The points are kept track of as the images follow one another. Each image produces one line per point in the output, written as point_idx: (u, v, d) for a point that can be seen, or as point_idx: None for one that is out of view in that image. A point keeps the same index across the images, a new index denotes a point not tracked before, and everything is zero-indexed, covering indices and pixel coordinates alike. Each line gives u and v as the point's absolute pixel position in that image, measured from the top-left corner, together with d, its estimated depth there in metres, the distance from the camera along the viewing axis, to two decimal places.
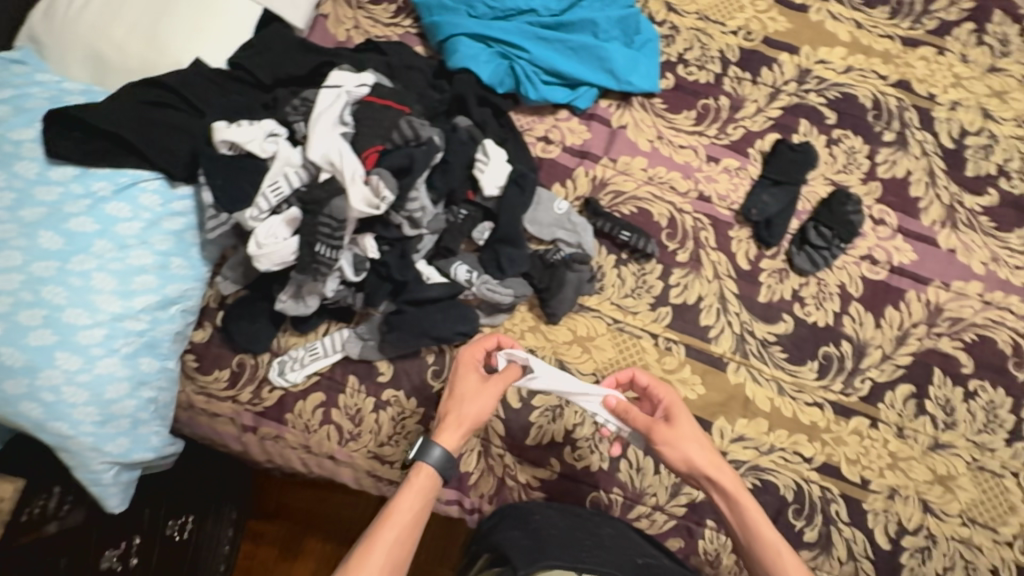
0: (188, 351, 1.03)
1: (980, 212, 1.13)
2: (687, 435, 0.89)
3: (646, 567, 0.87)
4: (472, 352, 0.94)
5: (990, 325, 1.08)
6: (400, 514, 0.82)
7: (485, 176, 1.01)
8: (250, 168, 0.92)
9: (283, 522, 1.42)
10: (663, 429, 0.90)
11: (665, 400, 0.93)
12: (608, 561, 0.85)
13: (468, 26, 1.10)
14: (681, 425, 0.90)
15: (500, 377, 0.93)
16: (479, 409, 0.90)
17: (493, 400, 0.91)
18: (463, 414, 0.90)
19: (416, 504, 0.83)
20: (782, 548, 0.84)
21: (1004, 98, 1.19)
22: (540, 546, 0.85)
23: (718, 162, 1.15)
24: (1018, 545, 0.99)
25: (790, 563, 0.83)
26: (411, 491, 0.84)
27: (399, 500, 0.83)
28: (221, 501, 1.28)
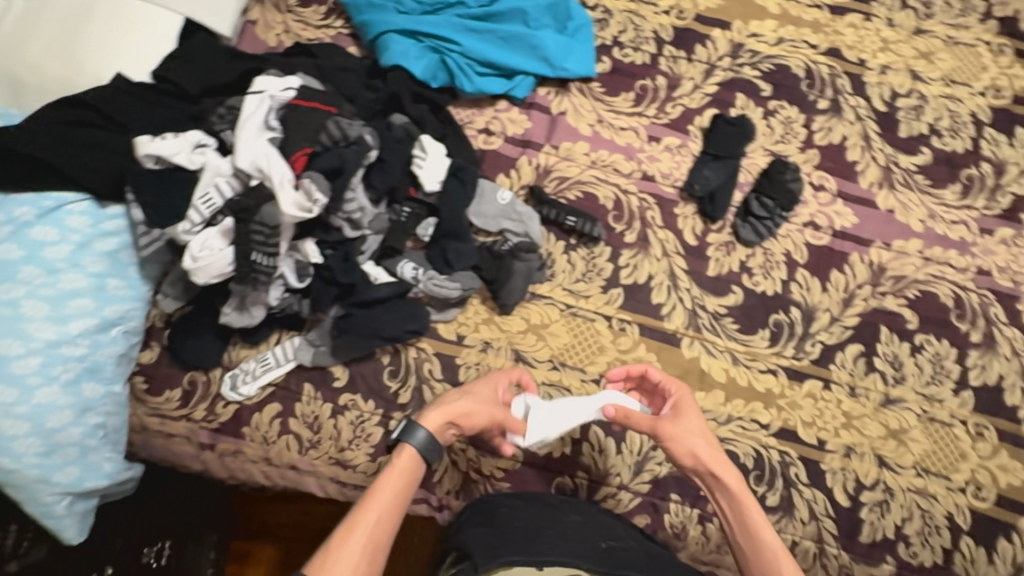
0: (137, 373, 1.01)
1: (915, 171, 1.16)
2: (693, 430, 0.90)
3: (608, 551, 0.86)
4: (497, 375, 0.96)
5: (931, 280, 1.11)
6: (382, 495, 0.83)
7: (424, 172, 1.01)
8: (178, 181, 0.90)
9: (270, 540, 1.37)
10: (668, 424, 0.91)
11: (676, 394, 0.94)
12: (570, 550, 0.84)
13: (397, 22, 1.10)
14: (687, 419, 0.91)
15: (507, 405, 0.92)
16: (471, 409, 0.90)
17: (485, 411, 0.90)
18: (458, 406, 0.90)
19: (398, 486, 0.84)
20: (781, 552, 0.83)
21: (931, 59, 1.22)
22: (501, 543, 0.84)
23: (659, 141, 1.16)
24: (970, 491, 1.02)
25: (786, 565, 0.82)
26: (393, 472, 0.85)
27: (381, 482, 0.84)
28: (200, 523, 1.22)
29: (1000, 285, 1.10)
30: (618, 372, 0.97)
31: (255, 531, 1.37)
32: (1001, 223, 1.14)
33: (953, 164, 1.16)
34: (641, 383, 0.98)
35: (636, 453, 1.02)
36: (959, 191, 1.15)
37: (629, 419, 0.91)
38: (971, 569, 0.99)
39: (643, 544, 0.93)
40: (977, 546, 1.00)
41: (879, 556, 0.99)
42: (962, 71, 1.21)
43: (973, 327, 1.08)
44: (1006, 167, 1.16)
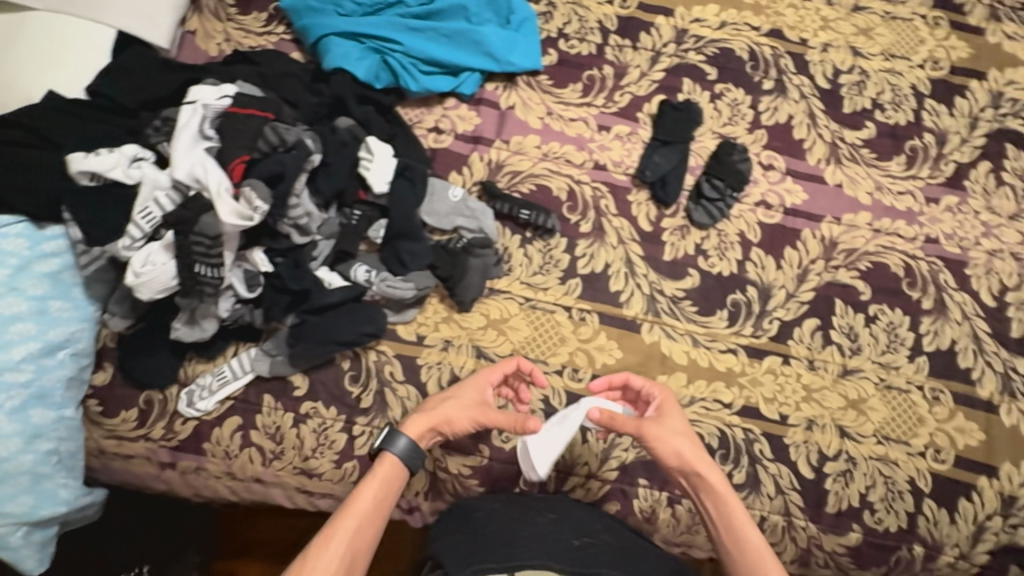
0: (90, 396, 0.99)
1: (860, 145, 1.18)
2: (678, 430, 0.91)
3: (582, 549, 0.86)
4: (488, 373, 0.95)
5: (881, 251, 1.13)
6: (363, 502, 0.83)
7: (372, 173, 1.01)
8: (117, 197, 0.90)
9: (256, 557, 1.31)
10: (653, 424, 0.91)
11: (659, 397, 0.95)
12: (544, 552, 0.83)
13: (337, 25, 1.09)
14: (671, 420, 0.92)
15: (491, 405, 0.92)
16: (454, 415, 0.91)
17: (467, 417, 0.91)
18: (442, 412, 0.91)
19: (379, 493, 0.84)
20: (765, 553, 0.83)
21: (870, 35, 1.24)
22: (476, 550, 0.84)
23: (609, 130, 1.16)
24: (930, 454, 1.04)
25: (771, 565, 0.82)
26: (374, 479, 0.85)
27: (362, 488, 0.84)
28: (176, 545, 1.18)
29: (948, 252, 1.13)
30: (600, 381, 0.97)
31: (240, 548, 1.31)
32: (946, 191, 1.16)
33: (897, 136, 1.19)
34: (623, 390, 0.98)
35: (602, 441, 1.02)
36: (904, 162, 1.17)
37: (614, 423, 0.91)
38: (934, 530, 1.01)
39: (618, 537, 0.91)
40: (938, 508, 1.02)
41: (845, 525, 1.01)
42: (901, 45, 1.24)
43: (924, 294, 1.11)
44: (947, 136, 1.19)
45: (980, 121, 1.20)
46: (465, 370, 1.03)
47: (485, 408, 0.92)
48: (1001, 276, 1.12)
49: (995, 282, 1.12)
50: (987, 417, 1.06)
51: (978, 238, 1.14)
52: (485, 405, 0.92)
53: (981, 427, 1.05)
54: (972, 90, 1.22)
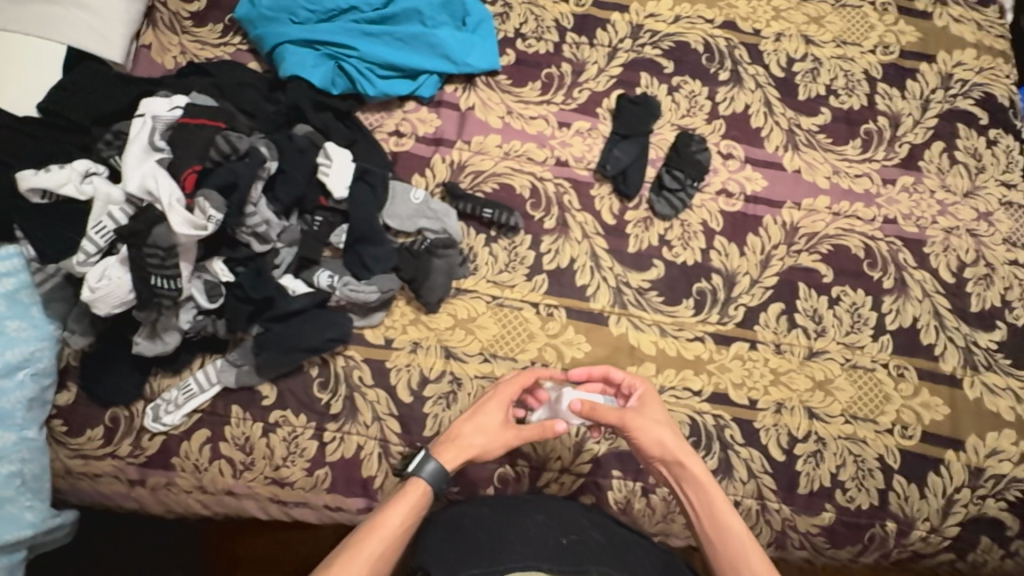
0: (55, 416, 0.97)
1: (817, 131, 1.20)
2: (660, 420, 0.90)
3: (569, 549, 0.83)
4: (510, 392, 0.91)
5: (841, 234, 1.14)
6: (390, 527, 0.80)
7: (331, 179, 1.01)
8: (70, 214, 0.90)
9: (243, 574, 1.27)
10: (635, 415, 0.90)
11: (642, 389, 0.94)
12: (531, 554, 0.81)
13: (292, 34, 1.10)
14: (651, 410, 0.92)
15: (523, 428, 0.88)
16: (485, 446, 0.88)
17: (500, 446, 0.88)
18: (470, 443, 0.87)
19: (407, 519, 0.81)
20: (747, 542, 0.82)
21: (821, 23, 1.26)
22: (462, 556, 0.82)
23: (570, 126, 1.17)
24: (897, 431, 1.05)
25: (753, 556, 0.81)
26: (404, 503, 0.82)
27: (390, 511, 0.81)
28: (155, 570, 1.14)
29: (906, 231, 1.15)
30: (580, 370, 0.98)
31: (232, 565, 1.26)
32: (901, 172, 1.18)
33: (852, 121, 1.21)
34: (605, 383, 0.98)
35: (574, 435, 1.03)
36: (860, 146, 1.20)
37: (595, 413, 0.90)
38: (905, 506, 1.03)
39: (607, 534, 0.90)
40: (908, 483, 1.03)
41: (818, 506, 1.02)
42: (852, 32, 1.26)
43: (885, 274, 1.12)
44: (901, 119, 1.21)
45: (931, 103, 1.23)
46: (434, 371, 1.03)
47: (520, 433, 0.88)
48: (958, 252, 1.14)
49: (954, 259, 1.14)
50: (951, 392, 1.07)
51: (934, 216, 1.16)
52: (517, 430, 0.89)
53: (946, 402, 1.07)
54: (922, 73, 1.24)
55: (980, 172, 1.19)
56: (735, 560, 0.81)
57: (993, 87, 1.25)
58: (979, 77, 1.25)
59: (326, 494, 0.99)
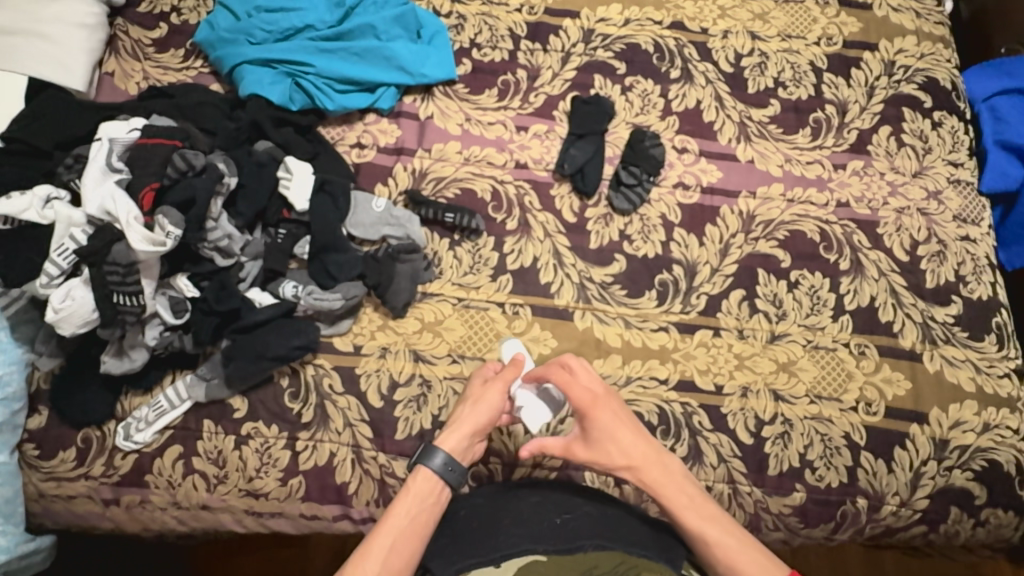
0: (26, 440, 0.98)
1: (768, 122, 1.24)
2: (605, 445, 0.89)
3: (564, 526, 0.83)
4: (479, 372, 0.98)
5: (797, 219, 1.17)
6: (397, 518, 0.83)
7: (292, 192, 1.04)
8: (34, 237, 0.95)
9: None
10: (577, 449, 0.90)
11: (579, 402, 0.91)
12: (528, 538, 0.81)
13: (250, 54, 1.13)
14: (593, 434, 0.90)
15: (501, 379, 0.95)
16: (476, 410, 0.92)
17: (493, 403, 0.93)
18: (461, 415, 0.93)
19: (414, 511, 0.84)
20: (709, 535, 0.84)
21: (766, 19, 1.31)
22: (460, 548, 0.83)
23: (528, 130, 1.20)
24: (862, 408, 1.07)
25: (719, 542, 0.84)
26: (408, 494, 0.85)
27: (397, 506, 0.84)
28: None
29: (859, 214, 1.18)
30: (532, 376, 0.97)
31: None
32: (851, 156, 1.22)
33: (801, 111, 1.25)
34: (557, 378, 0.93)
35: (545, 430, 1.04)
36: (810, 134, 1.23)
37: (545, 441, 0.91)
38: (874, 481, 1.04)
39: (600, 508, 0.89)
40: (876, 459, 1.05)
41: (789, 486, 1.04)
42: (796, 26, 1.31)
43: (841, 256, 1.15)
44: (848, 106, 1.25)
45: (876, 90, 1.27)
46: (404, 375, 1.04)
47: (505, 380, 0.94)
48: (911, 231, 1.17)
49: (907, 238, 1.17)
50: (911, 366, 1.10)
51: (885, 197, 1.20)
52: (501, 381, 0.94)
53: (907, 376, 1.09)
54: (866, 61, 1.29)
55: (928, 153, 1.23)
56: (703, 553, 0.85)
57: (935, 71, 1.29)
58: (920, 62, 1.29)
59: (301, 503, 1.00)
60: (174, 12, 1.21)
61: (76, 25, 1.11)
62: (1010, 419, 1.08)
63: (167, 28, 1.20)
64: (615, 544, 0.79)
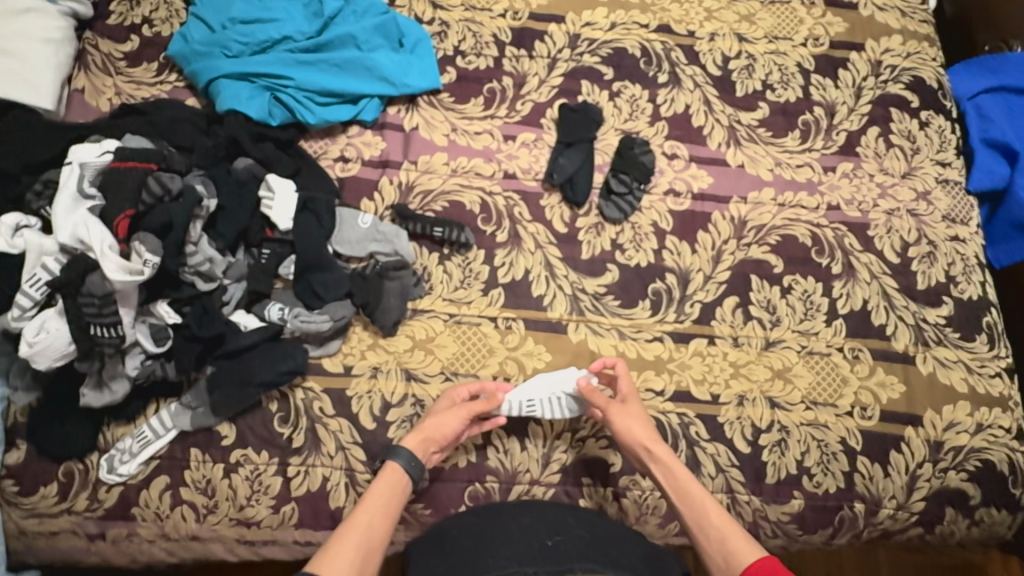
0: (5, 476, 0.94)
1: (757, 125, 1.23)
2: (639, 415, 0.97)
3: (553, 549, 0.82)
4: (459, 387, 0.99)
5: (788, 224, 1.17)
6: (371, 501, 0.86)
7: (275, 211, 1.02)
8: (3, 268, 0.90)
9: None
10: (616, 409, 0.98)
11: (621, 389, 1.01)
12: (517, 559, 0.79)
13: (226, 68, 1.10)
14: (633, 405, 0.99)
15: (471, 403, 0.96)
16: (440, 423, 0.94)
17: (457, 421, 0.95)
18: (426, 424, 0.94)
19: (385, 497, 0.87)
20: (711, 509, 0.89)
21: (752, 20, 1.30)
22: (449, 570, 0.81)
23: (515, 139, 1.18)
24: (857, 412, 1.07)
25: (721, 519, 0.87)
26: (380, 483, 0.88)
27: (369, 495, 0.87)
28: None
29: (850, 217, 1.18)
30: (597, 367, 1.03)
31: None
32: (841, 159, 1.21)
33: (789, 113, 1.24)
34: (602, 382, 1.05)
35: (541, 446, 1.03)
36: (799, 137, 1.22)
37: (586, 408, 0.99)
38: (871, 485, 1.05)
39: (591, 528, 0.88)
40: (872, 463, 1.05)
41: (787, 493, 1.03)
42: (782, 27, 1.30)
43: (833, 260, 1.15)
44: (836, 107, 1.25)
45: (864, 90, 1.26)
46: (396, 395, 1.02)
47: (475, 406, 0.96)
48: (901, 233, 1.17)
49: (897, 240, 1.17)
50: (905, 369, 1.10)
51: (875, 199, 1.19)
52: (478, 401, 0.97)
53: (901, 379, 1.09)
54: (853, 61, 1.28)
55: (916, 153, 1.23)
56: (703, 528, 0.87)
57: (921, 70, 1.29)
58: (907, 61, 1.29)
59: (294, 530, 0.98)
60: (145, 24, 1.16)
61: (41, 40, 1.07)
62: (1002, 419, 1.09)
63: (138, 40, 1.15)
64: (606, 569, 0.77)
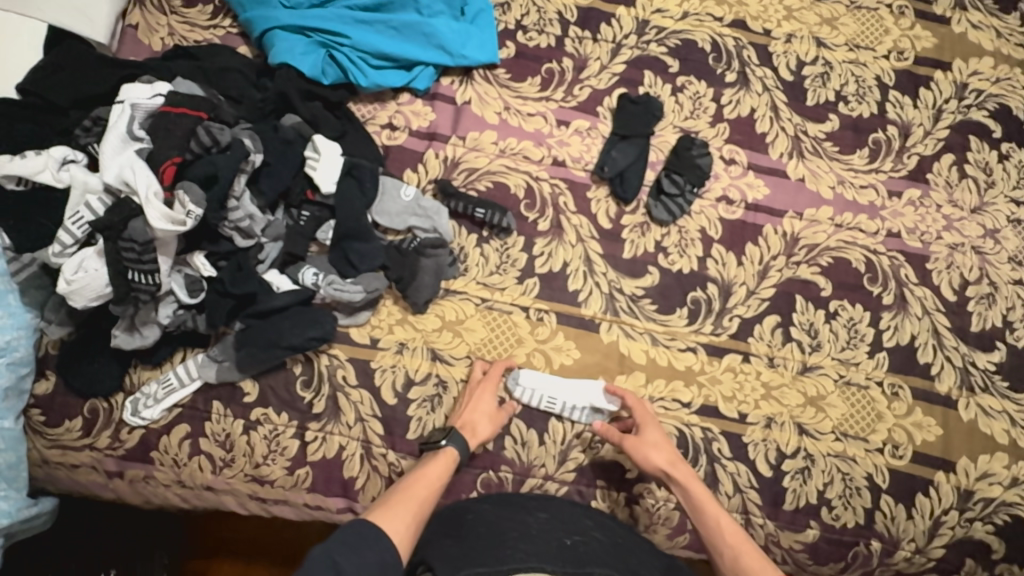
0: (32, 405, 0.96)
1: (824, 138, 1.16)
2: (654, 445, 0.95)
3: (573, 549, 0.82)
4: (495, 379, 0.99)
5: (843, 246, 1.11)
6: (431, 475, 0.89)
7: (319, 173, 1.00)
8: (46, 201, 0.90)
9: (229, 560, 1.23)
10: (630, 439, 0.96)
11: (636, 416, 0.99)
12: (536, 554, 0.79)
13: (283, 20, 1.06)
14: (649, 432, 0.97)
15: (511, 405, 1.00)
16: (490, 427, 0.96)
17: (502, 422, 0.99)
18: (478, 428, 0.95)
19: (440, 476, 0.90)
20: (728, 530, 0.88)
21: (835, 25, 1.22)
22: (464, 552, 0.81)
23: (569, 125, 1.13)
24: (888, 450, 1.04)
25: (738, 539, 0.87)
26: (438, 460, 0.91)
27: (430, 467, 0.90)
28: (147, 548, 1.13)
29: (910, 246, 1.12)
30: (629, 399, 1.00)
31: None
32: (908, 184, 1.15)
33: (860, 129, 1.17)
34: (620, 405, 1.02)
35: (560, 443, 1.01)
36: (867, 155, 1.16)
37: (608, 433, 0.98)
38: (891, 526, 1.02)
39: (608, 534, 0.88)
40: (896, 503, 1.02)
41: (802, 522, 1.01)
42: (865, 35, 1.22)
43: (885, 290, 1.10)
44: (911, 128, 1.17)
45: (943, 113, 1.18)
46: (420, 373, 1.01)
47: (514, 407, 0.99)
48: (962, 270, 1.11)
49: (957, 277, 1.11)
50: (944, 413, 1.06)
51: (939, 231, 1.13)
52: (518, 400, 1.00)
53: (939, 422, 1.05)
54: (936, 81, 1.20)
55: (990, 188, 1.16)
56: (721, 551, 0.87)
57: (1008, 98, 1.20)
58: (994, 87, 1.20)
59: (306, 493, 0.98)
60: None
61: None
62: None
63: None
64: None
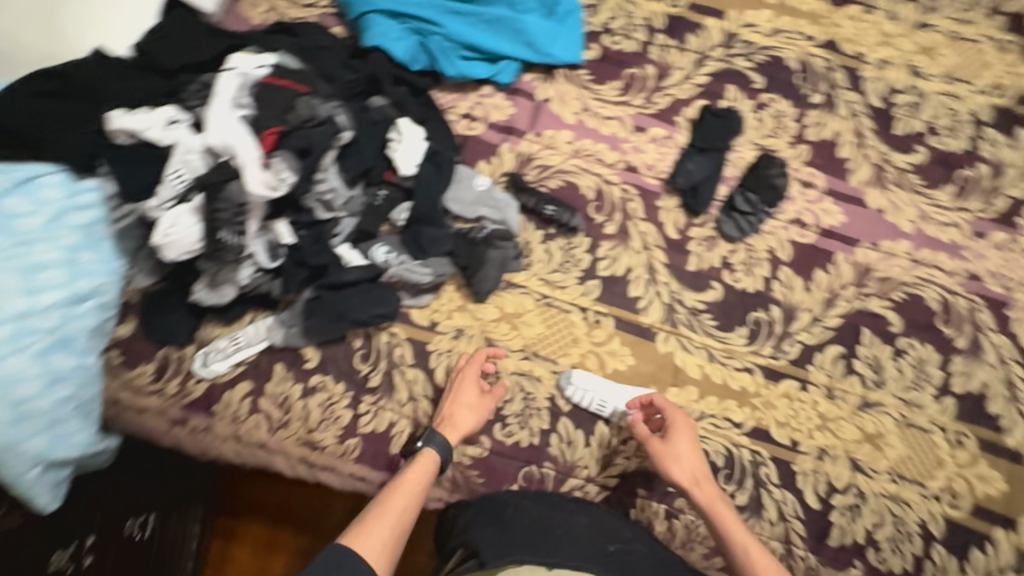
0: (111, 347, 1.01)
1: (909, 169, 1.12)
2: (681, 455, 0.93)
3: (616, 556, 0.83)
4: (474, 370, 0.98)
5: (919, 283, 1.08)
6: (409, 483, 0.87)
7: (400, 154, 1.02)
8: (149, 157, 0.94)
9: (258, 520, 1.27)
10: (657, 446, 0.94)
11: (669, 419, 0.96)
12: (580, 555, 0.82)
13: (381, 5, 1.10)
14: (677, 442, 0.94)
15: (494, 391, 0.98)
16: (473, 419, 0.95)
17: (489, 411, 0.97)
18: (458, 419, 0.95)
19: (420, 483, 0.87)
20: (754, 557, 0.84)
21: (932, 54, 1.18)
22: (510, 540, 0.83)
23: (646, 131, 1.13)
24: (945, 499, 1.00)
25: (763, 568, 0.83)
26: (417, 466, 0.89)
27: (408, 475, 0.88)
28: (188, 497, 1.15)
29: (990, 291, 1.07)
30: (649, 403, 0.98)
31: (229, 539, 1.26)
32: (995, 227, 1.10)
33: (949, 164, 1.13)
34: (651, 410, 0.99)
35: (604, 447, 1.01)
36: (954, 192, 1.12)
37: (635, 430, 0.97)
38: None
39: (652, 548, 0.87)
40: (949, 555, 0.98)
41: (847, 560, 0.98)
42: (965, 68, 1.17)
43: (959, 333, 1.06)
44: (1004, 169, 1.12)
45: None
46: None
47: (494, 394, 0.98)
48: None
49: None
50: (1011, 467, 1.01)
51: None
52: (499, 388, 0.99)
53: (1004, 476, 1.01)
54: None
55: None
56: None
57: None
58: None
59: (353, 463, 1.00)
60: None
61: None
62: None
63: None
64: None
